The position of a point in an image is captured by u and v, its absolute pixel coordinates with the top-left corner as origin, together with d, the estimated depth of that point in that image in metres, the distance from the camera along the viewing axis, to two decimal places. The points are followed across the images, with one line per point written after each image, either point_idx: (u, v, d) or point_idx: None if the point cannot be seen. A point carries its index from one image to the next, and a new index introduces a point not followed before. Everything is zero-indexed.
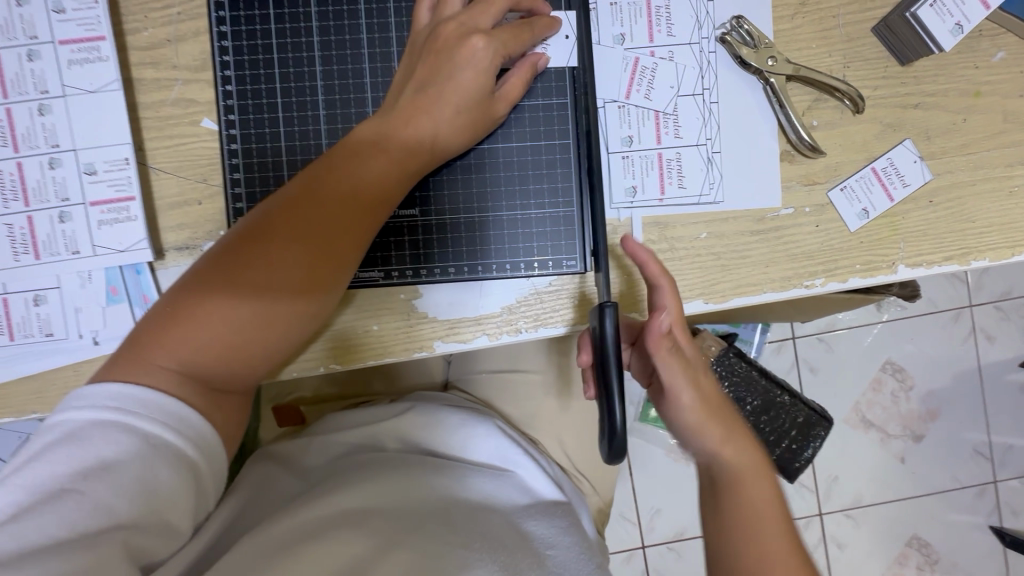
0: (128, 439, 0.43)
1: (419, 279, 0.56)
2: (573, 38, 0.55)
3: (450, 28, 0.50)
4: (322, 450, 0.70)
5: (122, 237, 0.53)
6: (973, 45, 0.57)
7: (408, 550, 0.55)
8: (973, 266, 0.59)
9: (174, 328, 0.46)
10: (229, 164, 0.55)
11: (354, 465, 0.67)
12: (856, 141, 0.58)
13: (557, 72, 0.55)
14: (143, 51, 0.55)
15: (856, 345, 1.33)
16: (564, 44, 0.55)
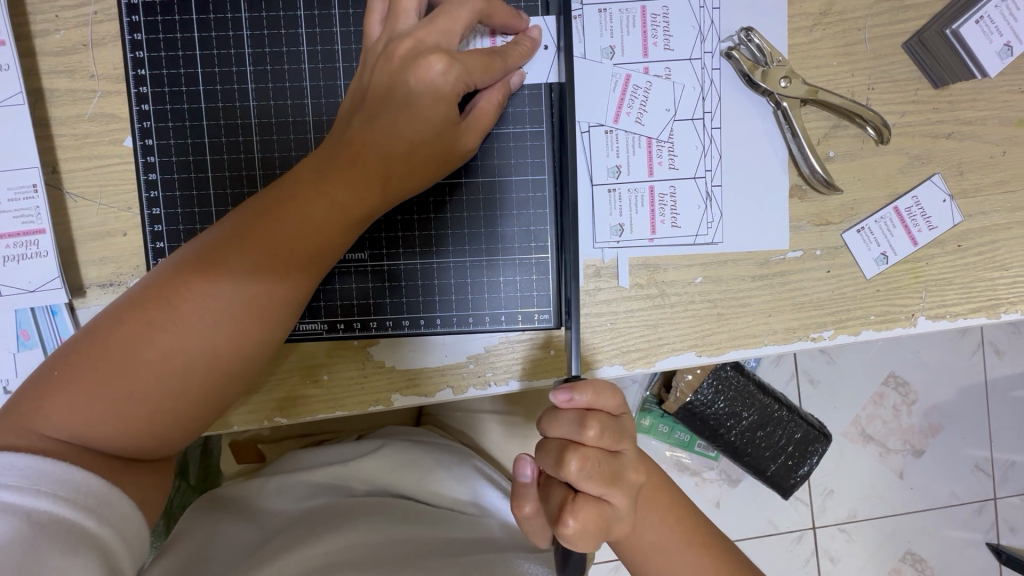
0: (1, 520, 0.35)
1: (372, 329, 0.50)
2: (554, 49, 0.48)
3: (405, 44, 0.43)
4: (280, 493, 0.64)
5: (30, 276, 0.47)
6: (1020, 65, 0.49)
7: None
8: (1003, 318, 0.52)
9: (76, 388, 0.40)
10: (147, 197, 0.49)
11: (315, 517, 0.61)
12: (877, 175, 0.50)
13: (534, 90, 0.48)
14: (55, 57, 0.47)
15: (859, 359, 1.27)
16: (544, 56, 0.48)
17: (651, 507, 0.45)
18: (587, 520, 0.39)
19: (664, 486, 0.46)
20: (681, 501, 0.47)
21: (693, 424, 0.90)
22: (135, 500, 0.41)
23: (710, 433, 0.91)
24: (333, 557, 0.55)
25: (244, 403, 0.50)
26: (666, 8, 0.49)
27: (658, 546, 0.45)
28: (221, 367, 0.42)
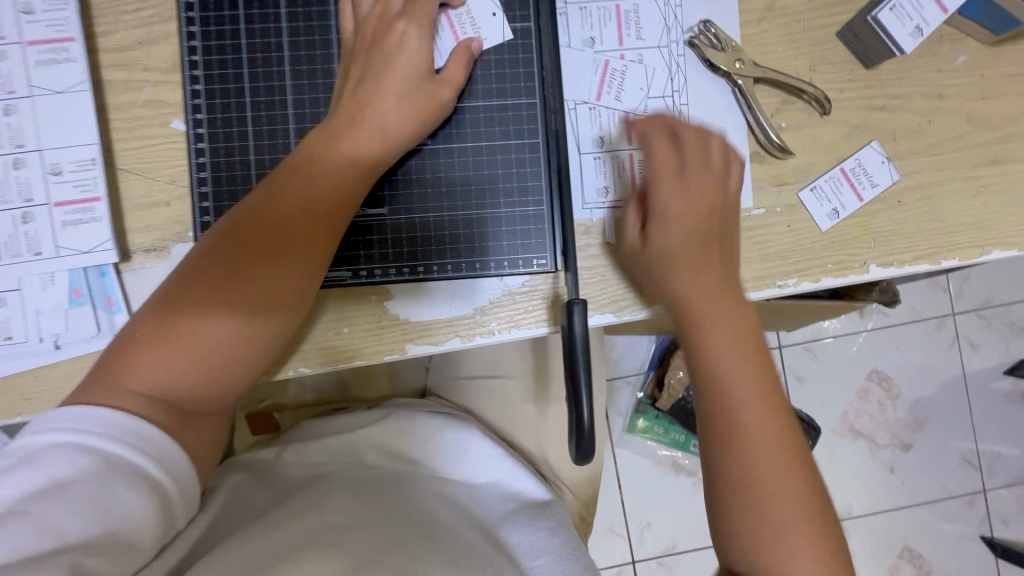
0: (84, 457, 0.43)
1: (388, 279, 0.56)
2: (501, 15, 0.56)
3: (372, 24, 0.53)
4: (297, 462, 0.68)
5: (87, 239, 0.53)
6: (935, 49, 0.58)
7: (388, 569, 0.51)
8: (943, 264, 0.59)
9: (145, 352, 0.48)
10: (196, 163, 0.55)
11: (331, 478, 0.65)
12: (824, 143, 0.58)
13: (509, 66, 0.56)
14: (114, 53, 0.55)
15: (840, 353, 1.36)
16: (493, 22, 0.56)
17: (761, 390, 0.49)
18: (675, 206, 0.51)
19: (717, 267, 0.51)
20: (733, 283, 0.52)
21: None
22: (190, 453, 0.49)
23: None
24: (350, 517, 0.57)
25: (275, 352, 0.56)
26: (637, 5, 0.58)
27: (723, 356, 0.49)
28: (268, 310, 0.50)
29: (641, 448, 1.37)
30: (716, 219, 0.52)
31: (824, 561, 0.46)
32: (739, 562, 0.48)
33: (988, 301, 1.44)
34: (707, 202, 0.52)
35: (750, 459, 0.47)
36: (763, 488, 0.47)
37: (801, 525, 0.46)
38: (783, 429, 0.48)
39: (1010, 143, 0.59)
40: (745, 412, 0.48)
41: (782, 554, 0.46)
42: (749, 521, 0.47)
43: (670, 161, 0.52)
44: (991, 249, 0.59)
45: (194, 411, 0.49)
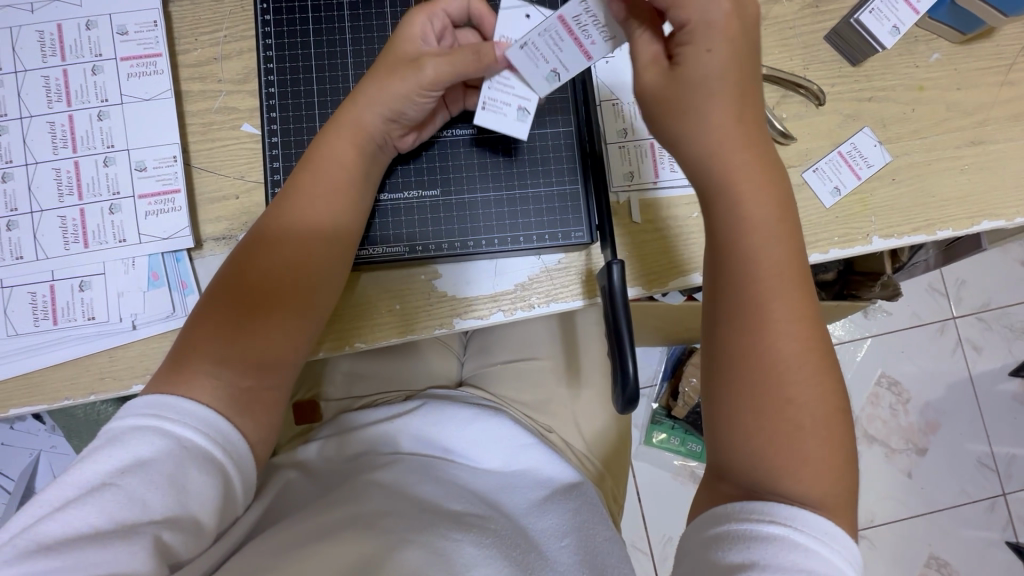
0: (163, 441, 0.46)
1: (441, 253, 0.61)
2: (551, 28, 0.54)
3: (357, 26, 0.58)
4: (336, 453, 0.69)
5: (167, 226, 0.58)
6: (911, 48, 0.67)
7: (416, 547, 0.52)
8: (940, 236, 0.65)
9: (199, 348, 0.51)
10: (269, 155, 0.60)
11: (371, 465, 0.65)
12: (822, 130, 0.65)
13: None
14: (192, 67, 0.62)
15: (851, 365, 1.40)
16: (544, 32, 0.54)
17: (806, 357, 0.48)
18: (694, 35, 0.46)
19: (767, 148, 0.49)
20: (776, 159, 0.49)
21: None
22: (249, 439, 0.51)
23: None
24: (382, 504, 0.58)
25: (334, 328, 0.61)
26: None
27: (775, 304, 0.48)
28: (304, 289, 0.54)
29: (658, 459, 1.38)
30: (753, 97, 0.48)
31: (827, 478, 0.47)
32: (727, 463, 0.49)
33: (986, 303, 1.49)
34: (752, 76, 0.48)
35: (771, 351, 0.48)
36: (785, 380, 0.48)
37: (816, 435, 0.47)
38: (813, 347, 0.48)
39: (987, 127, 0.66)
40: (775, 315, 0.48)
41: (789, 452, 0.47)
42: (758, 420, 0.48)
43: (714, 11, 0.46)
44: (980, 221, 0.65)
45: (254, 387, 0.52)
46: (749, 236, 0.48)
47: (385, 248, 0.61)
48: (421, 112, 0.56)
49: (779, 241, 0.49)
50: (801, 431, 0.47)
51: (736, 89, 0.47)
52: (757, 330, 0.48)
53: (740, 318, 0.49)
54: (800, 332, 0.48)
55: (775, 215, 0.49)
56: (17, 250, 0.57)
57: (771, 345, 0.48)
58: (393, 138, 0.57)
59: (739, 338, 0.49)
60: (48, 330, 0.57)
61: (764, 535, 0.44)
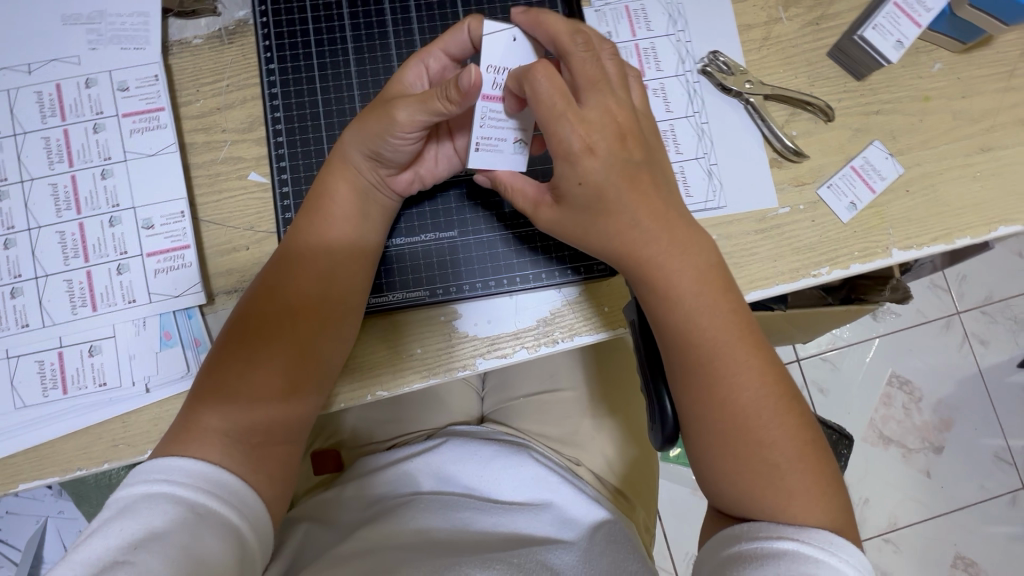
0: (174, 508, 0.42)
1: (462, 295, 0.60)
2: (519, 39, 0.51)
3: None
4: (353, 502, 0.65)
5: (178, 283, 0.57)
6: (913, 59, 0.67)
7: None
8: (958, 244, 0.65)
9: (205, 406, 0.49)
10: (281, 204, 0.59)
11: (391, 509, 0.62)
12: (833, 145, 0.65)
13: None
14: (195, 119, 0.61)
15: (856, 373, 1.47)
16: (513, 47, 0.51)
17: (772, 403, 0.49)
18: (583, 173, 0.48)
19: (675, 226, 0.50)
20: (693, 230, 0.51)
21: None
22: (264, 498, 0.48)
23: None
24: (404, 553, 0.55)
25: (355, 377, 0.59)
26: (653, 44, 0.65)
27: (726, 364, 0.49)
28: (311, 337, 0.53)
29: (679, 476, 1.35)
30: (640, 184, 0.49)
31: (815, 503, 0.47)
32: (722, 498, 0.50)
33: (989, 296, 1.50)
34: (637, 172, 0.49)
35: (733, 403, 0.49)
36: (749, 425, 0.48)
37: (796, 468, 0.48)
38: (767, 389, 0.49)
39: (994, 133, 0.66)
40: (724, 369, 0.49)
41: (773, 489, 0.47)
42: (734, 462, 0.49)
43: (578, 141, 0.47)
44: (997, 227, 0.65)
45: (264, 442, 0.50)
46: (681, 305, 0.50)
47: (405, 292, 0.59)
48: (400, 151, 0.52)
49: (715, 306, 0.50)
50: (778, 468, 0.48)
51: (631, 196, 0.49)
52: (712, 389, 0.49)
53: (688, 380, 0.50)
54: (760, 379, 0.49)
55: (700, 278, 0.50)
56: (22, 318, 0.55)
57: (728, 399, 0.49)
58: (384, 177, 0.56)
59: (686, 397, 0.50)
60: (58, 399, 0.55)
61: (775, 550, 0.44)
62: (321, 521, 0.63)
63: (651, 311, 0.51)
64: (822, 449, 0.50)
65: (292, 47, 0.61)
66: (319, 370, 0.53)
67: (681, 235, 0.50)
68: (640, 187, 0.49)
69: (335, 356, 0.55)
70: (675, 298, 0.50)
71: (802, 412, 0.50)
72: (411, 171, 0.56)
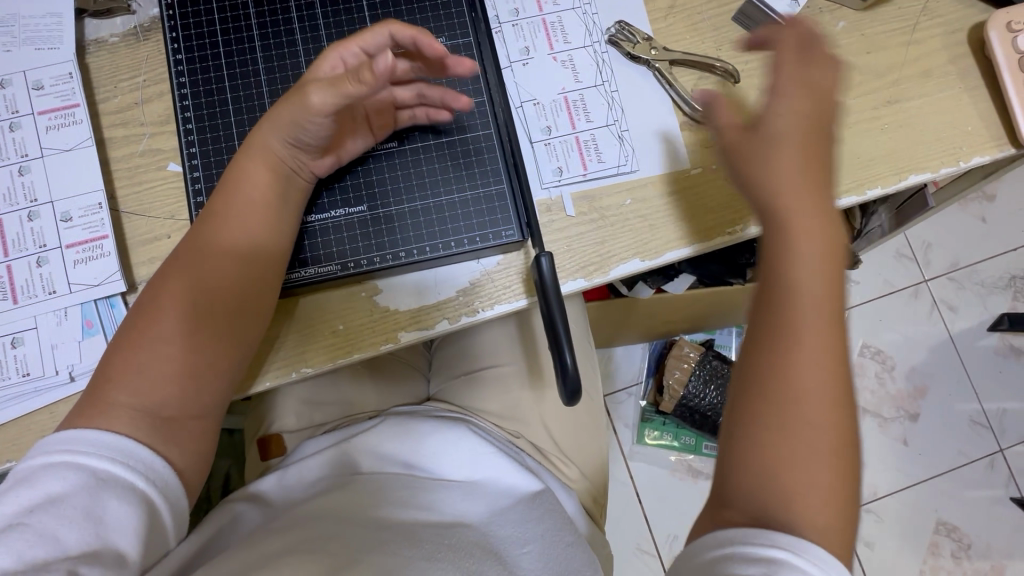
0: (74, 473, 0.45)
1: (375, 267, 0.60)
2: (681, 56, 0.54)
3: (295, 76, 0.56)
4: (293, 484, 0.66)
5: (97, 273, 0.58)
6: (817, 19, 0.69)
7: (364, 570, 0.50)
8: (870, 194, 0.66)
9: (115, 383, 0.49)
10: (193, 190, 0.60)
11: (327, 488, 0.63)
12: (742, 106, 0.67)
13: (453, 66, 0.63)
14: (113, 114, 0.62)
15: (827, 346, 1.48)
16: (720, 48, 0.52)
17: (831, 400, 0.46)
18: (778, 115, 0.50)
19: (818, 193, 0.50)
20: (835, 211, 0.50)
21: (691, 416, 1.25)
22: (177, 468, 0.49)
23: (711, 424, 1.26)
24: (331, 526, 0.55)
25: (279, 356, 0.60)
26: (559, 17, 0.67)
27: (818, 339, 0.47)
28: (232, 324, 0.54)
29: (655, 458, 1.35)
30: (818, 157, 0.50)
31: (827, 515, 0.44)
32: (740, 480, 0.46)
33: (954, 263, 1.51)
34: (811, 138, 0.50)
35: (801, 388, 0.46)
36: (805, 413, 0.45)
37: (824, 476, 0.44)
38: (835, 387, 0.46)
39: (901, 86, 0.68)
40: (808, 346, 0.46)
41: (792, 480, 0.44)
42: (776, 443, 0.45)
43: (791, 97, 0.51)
44: (907, 176, 0.66)
45: (177, 416, 0.50)
46: (806, 257, 0.48)
47: (317, 269, 0.60)
48: (318, 136, 0.54)
49: (829, 263, 0.48)
50: (815, 468, 0.44)
51: (799, 161, 0.50)
52: (797, 357, 0.46)
53: (781, 348, 0.47)
54: (825, 368, 0.46)
55: (833, 236, 0.50)
56: None
57: (794, 381, 0.46)
58: (304, 161, 0.57)
59: (766, 365, 0.47)
60: None
61: (761, 557, 0.41)
62: (258, 504, 0.64)
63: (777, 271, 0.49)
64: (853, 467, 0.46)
65: (198, 37, 0.62)
66: (239, 350, 0.54)
67: (820, 199, 0.50)
68: (815, 158, 0.50)
69: (251, 340, 0.55)
70: (803, 252, 0.48)
71: (851, 412, 0.47)
72: (333, 156, 0.58)
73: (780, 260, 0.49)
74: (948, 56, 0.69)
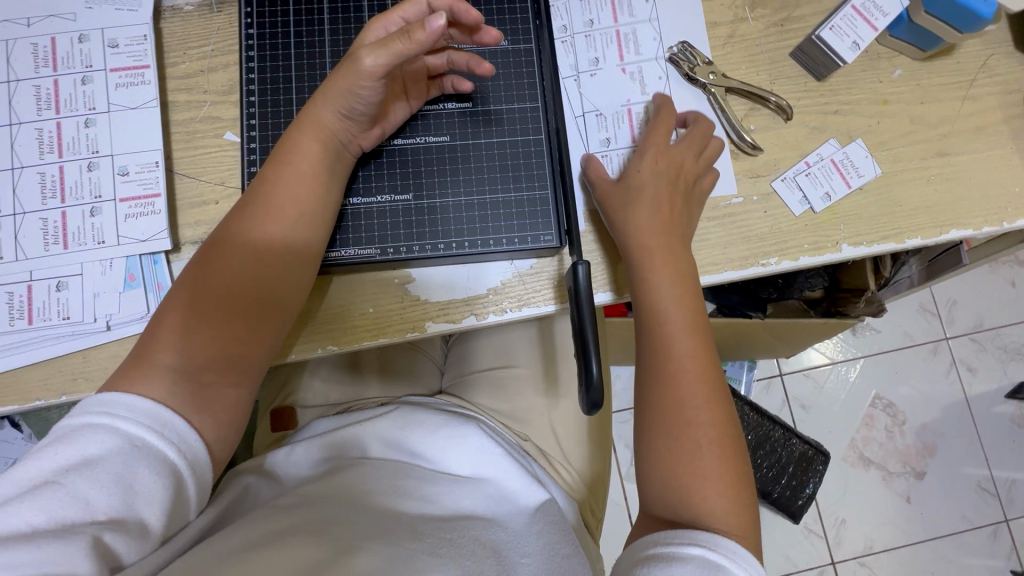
0: (112, 438, 0.45)
1: (413, 256, 0.61)
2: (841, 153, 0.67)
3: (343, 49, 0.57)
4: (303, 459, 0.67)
5: (146, 228, 0.60)
6: (875, 64, 0.69)
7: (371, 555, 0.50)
8: (909, 244, 0.66)
9: (158, 345, 0.51)
10: (248, 160, 0.62)
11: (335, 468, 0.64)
12: (790, 141, 0.67)
13: (510, 69, 0.64)
14: (179, 79, 0.64)
15: (839, 392, 1.46)
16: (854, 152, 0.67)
17: (713, 416, 0.54)
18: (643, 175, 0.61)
19: (674, 235, 0.59)
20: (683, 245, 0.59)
21: None
22: (207, 439, 0.50)
23: None
24: (338, 510, 0.56)
25: (308, 331, 0.61)
26: (633, 30, 0.68)
27: (694, 359, 0.55)
28: (273, 293, 0.55)
29: None
30: (676, 217, 0.60)
31: (725, 510, 0.51)
32: (650, 499, 0.54)
33: (979, 324, 1.48)
34: (669, 181, 0.61)
35: (684, 406, 0.54)
36: (688, 426, 0.53)
37: (719, 479, 0.52)
38: (712, 402, 0.54)
39: (952, 140, 0.68)
40: (683, 370, 0.55)
41: (695, 497, 0.51)
42: (672, 462, 0.53)
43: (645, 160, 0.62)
44: (949, 230, 0.66)
45: (216, 381, 0.52)
46: (662, 290, 0.57)
47: (357, 250, 0.61)
48: (371, 105, 0.55)
49: (681, 296, 0.57)
50: (709, 474, 0.52)
51: (651, 204, 0.60)
52: (669, 379, 0.55)
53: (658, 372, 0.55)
54: (701, 388, 0.55)
55: (682, 270, 0.58)
56: None
57: (678, 404, 0.54)
58: (355, 135, 0.58)
59: (654, 387, 0.55)
60: (22, 329, 0.58)
61: (681, 555, 0.46)
62: (266, 477, 0.65)
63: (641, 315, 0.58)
64: (744, 465, 0.54)
65: (271, 15, 0.64)
66: (278, 316, 0.56)
67: (676, 237, 0.59)
68: (665, 199, 0.60)
69: (291, 309, 0.57)
70: (659, 286, 0.57)
71: (732, 421, 0.55)
72: (378, 127, 0.60)
73: (646, 306, 0.58)
74: (1003, 115, 0.69)
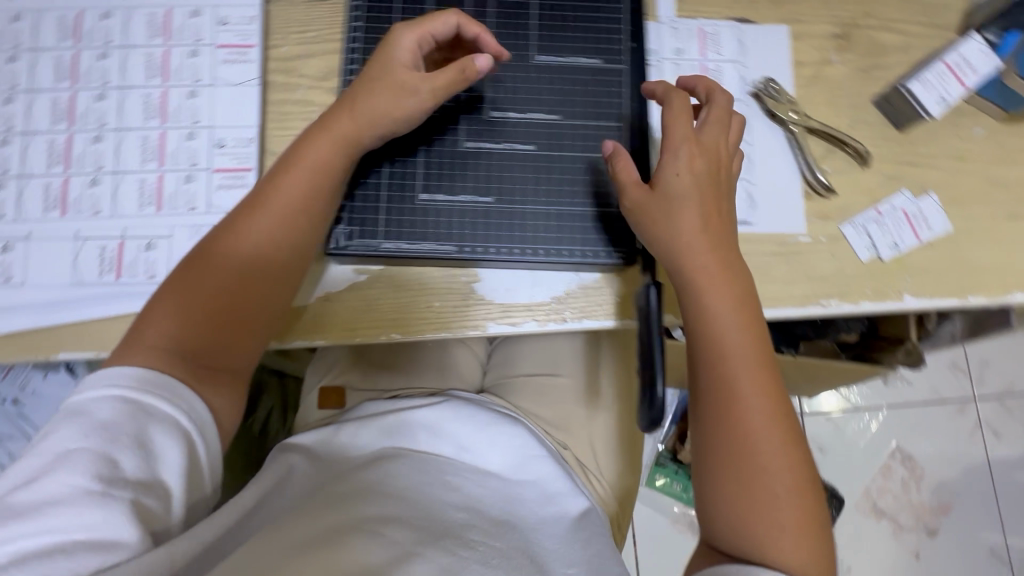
0: (116, 406, 0.48)
1: (488, 256, 0.62)
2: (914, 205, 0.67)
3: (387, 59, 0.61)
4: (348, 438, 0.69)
5: (235, 201, 0.62)
6: (956, 120, 0.69)
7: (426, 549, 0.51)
8: (973, 302, 0.66)
9: (156, 326, 0.54)
10: (340, 147, 0.63)
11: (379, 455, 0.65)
12: (863, 187, 0.68)
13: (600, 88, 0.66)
14: (279, 61, 0.67)
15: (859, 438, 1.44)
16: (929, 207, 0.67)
17: (786, 449, 0.54)
18: (672, 179, 0.58)
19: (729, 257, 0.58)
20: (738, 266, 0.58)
21: None
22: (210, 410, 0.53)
23: None
24: (385, 505, 0.56)
25: (373, 317, 0.63)
26: (719, 67, 0.69)
27: (753, 394, 0.55)
28: (262, 286, 0.57)
29: (658, 504, 1.33)
30: (721, 227, 0.58)
31: (798, 546, 0.52)
32: (719, 538, 0.55)
33: (1010, 388, 1.46)
34: (718, 191, 0.59)
35: (752, 442, 0.54)
36: (759, 462, 0.54)
37: (792, 515, 0.53)
38: (785, 436, 0.54)
39: None
40: (746, 404, 0.54)
41: (769, 536, 0.52)
42: (740, 500, 0.53)
43: (676, 161, 0.58)
44: (1015, 292, 0.66)
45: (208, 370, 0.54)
46: (721, 322, 0.56)
47: (435, 245, 0.62)
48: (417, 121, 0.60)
49: (742, 324, 0.56)
50: (782, 510, 0.53)
51: (709, 225, 0.58)
52: (731, 416, 0.55)
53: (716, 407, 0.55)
54: (770, 422, 0.54)
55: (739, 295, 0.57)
56: (96, 205, 0.61)
57: (745, 440, 0.54)
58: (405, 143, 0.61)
59: (715, 423, 0.55)
60: (111, 282, 0.61)
61: None
62: (313, 456, 0.66)
63: (697, 345, 0.57)
64: (818, 496, 0.55)
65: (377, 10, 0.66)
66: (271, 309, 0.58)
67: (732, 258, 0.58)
68: (718, 214, 0.58)
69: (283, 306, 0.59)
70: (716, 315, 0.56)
71: (804, 453, 0.55)
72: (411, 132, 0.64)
73: (701, 335, 0.57)
74: None
